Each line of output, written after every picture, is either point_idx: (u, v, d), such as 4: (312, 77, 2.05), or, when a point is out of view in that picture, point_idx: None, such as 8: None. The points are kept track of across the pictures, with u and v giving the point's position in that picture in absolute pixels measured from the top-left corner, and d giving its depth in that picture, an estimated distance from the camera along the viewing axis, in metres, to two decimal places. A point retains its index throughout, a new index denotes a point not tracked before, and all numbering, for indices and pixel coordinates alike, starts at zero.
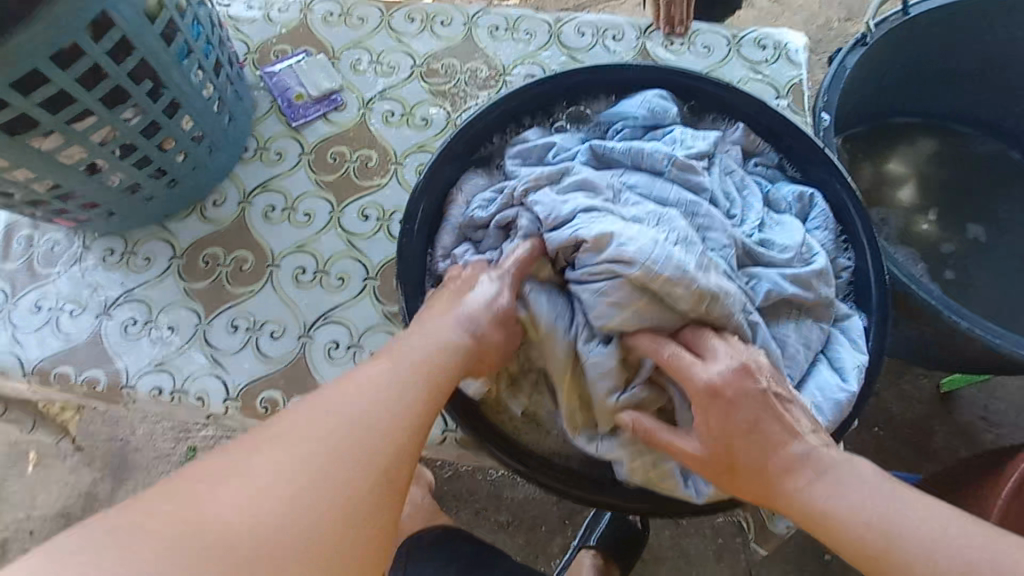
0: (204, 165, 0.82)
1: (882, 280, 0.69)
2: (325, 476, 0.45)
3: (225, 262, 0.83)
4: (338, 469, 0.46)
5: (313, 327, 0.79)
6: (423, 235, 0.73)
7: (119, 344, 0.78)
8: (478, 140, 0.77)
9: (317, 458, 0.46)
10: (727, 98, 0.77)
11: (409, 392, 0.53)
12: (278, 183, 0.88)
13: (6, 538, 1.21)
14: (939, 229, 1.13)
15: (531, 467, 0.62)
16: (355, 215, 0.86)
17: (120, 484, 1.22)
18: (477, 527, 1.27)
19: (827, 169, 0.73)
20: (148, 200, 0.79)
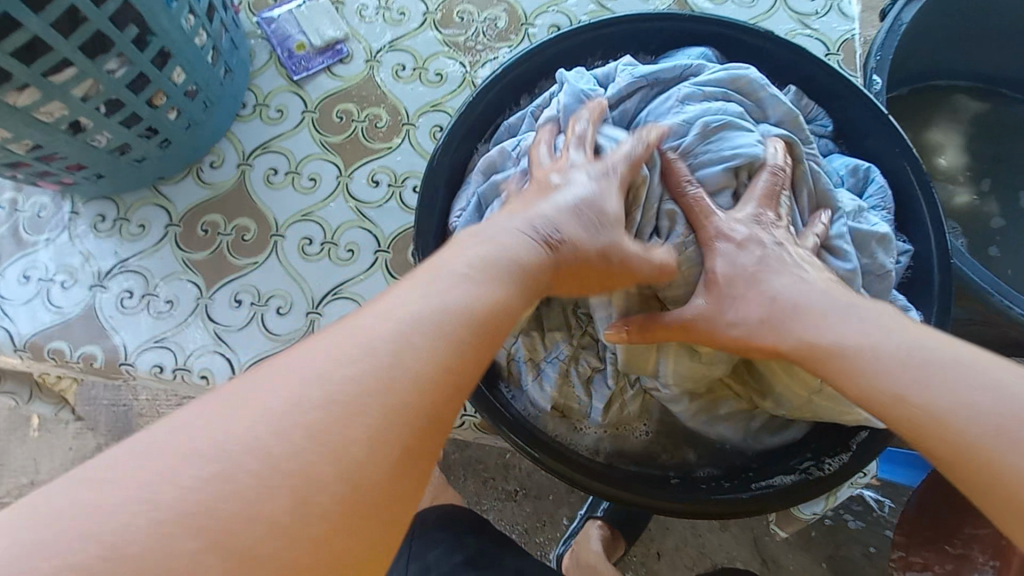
0: (198, 123, 0.74)
1: (944, 262, 0.63)
2: (332, 441, 0.31)
3: (225, 231, 0.77)
4: (349, 434, 0.32)
5: (322, 303, 0.74)
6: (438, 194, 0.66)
7: (114, 319, 0.73)
8: (497, 103, 0.69)
9: (324, 415, 0.32)
10: (779, 55, 0.70)
11: (450, 365, 0.37)
12: (279, 145, 0.81)
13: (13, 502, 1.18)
14: (986, 201, 1.05)
15: (552, 456, 0.53)
16: (364, 181, 0.79)
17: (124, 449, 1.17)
18: (485, 495, 1.27)
19: (888, 140, 0.67)
20: (138, 162, 0.72)
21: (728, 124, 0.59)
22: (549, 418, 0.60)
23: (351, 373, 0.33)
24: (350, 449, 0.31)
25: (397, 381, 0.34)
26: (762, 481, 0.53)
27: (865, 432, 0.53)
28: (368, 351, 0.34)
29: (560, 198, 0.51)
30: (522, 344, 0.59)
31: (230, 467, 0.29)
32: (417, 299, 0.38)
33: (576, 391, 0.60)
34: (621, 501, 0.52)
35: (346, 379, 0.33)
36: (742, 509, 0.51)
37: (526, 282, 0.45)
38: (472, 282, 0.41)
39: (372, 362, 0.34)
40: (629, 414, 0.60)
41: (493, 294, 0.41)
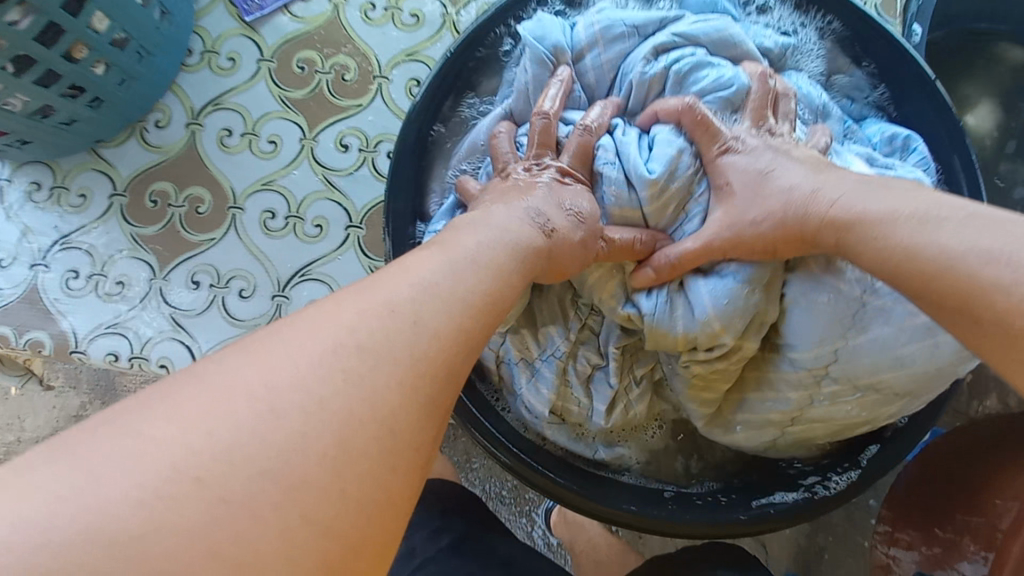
0: (135, 77, 0.64)
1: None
2: (353, 403, 0.29)
3: (176, 202, 0.69)
4: (370, 395, 0.29)
5: (289, 286, 0.67)
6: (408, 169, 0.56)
7: (61, 301, 0.67)
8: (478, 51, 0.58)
9: (346, 373, 0.29)
10: None
11: (442, 368, 0.33)
12: (233, 100, 0.71)
13: None
14: None
15: (524, 465, 0.49)
16: (332, 144, 0.70)
17: None
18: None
19: (934, 107, 0.57)
20: (67, 125, 0.62)
21: (698, 66, 0.52)
22: (548, 425, 0.53)
23: (363, 335, 0.30)
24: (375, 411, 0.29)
25: (411, 347, 0.31)
26: (764, 498, 0.49)
27: (875, 446, 0.49)
28: (382, 314, 0.32)
29: (538, 190, 0.47)
30: (513, 342, 0.53)
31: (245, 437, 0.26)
32: (422, 272, 0.36)
33: (574, 392, 0.53)
34: (618, 523, 0.49)
35: (365, 338, 0.30)
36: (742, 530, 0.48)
37: (522, 269, 0.41)
38: (474, 258, 0.39)
39: (387, 331, 0.31)
40: (634, 417, 0.54)
41: (496, 272, 0.39)
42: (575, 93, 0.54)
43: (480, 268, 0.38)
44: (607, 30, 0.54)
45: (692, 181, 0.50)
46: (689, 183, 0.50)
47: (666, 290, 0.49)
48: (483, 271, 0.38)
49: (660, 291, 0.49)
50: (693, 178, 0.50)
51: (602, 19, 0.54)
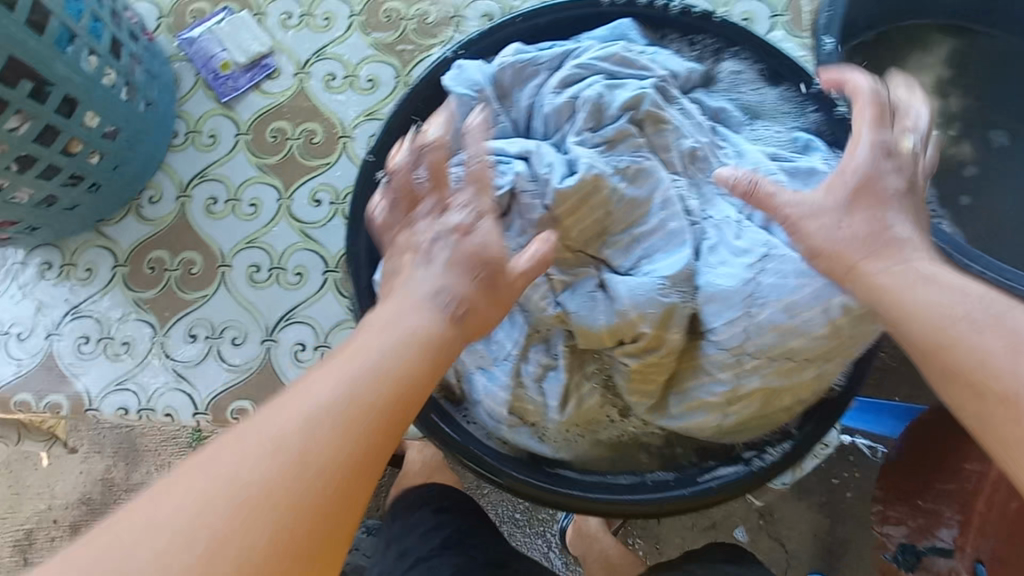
0: (126, 161, 0.73)
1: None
2: (282, 500, 0.33)
3: (172, 266, 0.77)
4: (299, 488, 0.33)
5: (276, 330, 0.74)
6: (359, 217, 0.62)
7: (75, 365, 0.74)
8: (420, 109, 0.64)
9: (273, 472, 0.33)
10: (710, 34, 0.65)
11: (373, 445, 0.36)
12: (216, 171, 0.80)
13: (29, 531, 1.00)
14: None
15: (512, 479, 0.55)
16: (306, 200, 0.78)
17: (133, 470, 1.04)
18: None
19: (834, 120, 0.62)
20: (71, 210, 0.71)
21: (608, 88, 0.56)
22: (509, 429, 0.58)
23: (287, 439, 0.34)
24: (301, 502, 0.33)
25: (331, 440, 0.35)
26: (708, 473, 0.55)
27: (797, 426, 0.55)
28: (308, 411, 0.35)
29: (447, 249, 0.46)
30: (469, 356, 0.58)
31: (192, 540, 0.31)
32: (346, 362, 0.38)
33: (529, 393, 0.57)
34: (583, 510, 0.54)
35: (291, 441, 0.34)
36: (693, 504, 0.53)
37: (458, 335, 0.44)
38: (395, 344, 0.40)
39: (311, 430, 0.35)
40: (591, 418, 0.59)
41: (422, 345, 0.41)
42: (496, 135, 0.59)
43: (406, 343, 0.41)
44: (521, 70, 0.59)
45: (614, 198, 0.55)
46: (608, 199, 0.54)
47: (587, 285, 0.56)
48: (409, 352, 0.40)
49: (582, 292, 0.56)
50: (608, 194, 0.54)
51: (516, 57, 0.59)
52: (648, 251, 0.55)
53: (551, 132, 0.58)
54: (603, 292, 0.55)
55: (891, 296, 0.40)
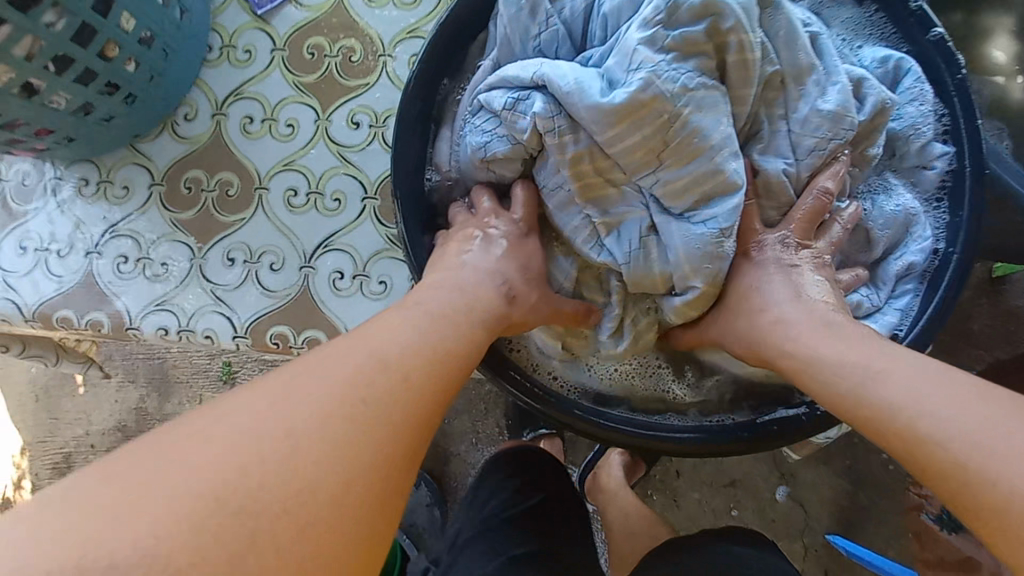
0: (161, 73, 0.70)
1: (984, 162, 0.54)
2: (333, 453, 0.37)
3: (208, 186, 0.75)
4: (349, 441, 0.38)
5: (314, 256, 0.72)
6: (411, 147, 0.57)
7: (114, 284, 0.73)
8: (454, 25, 0.57)
9: (331, 425, 0.38)
10: None
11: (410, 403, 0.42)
12: (252, 89, 0.76)
13: (72, 451, 1.13)
14: None
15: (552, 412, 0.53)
16: (344, 123, 0.74)
17: (166, 399, 1.12)
18: (483, 427, 1.16)
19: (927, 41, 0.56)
20: (107, 121, 0.69)
21: None
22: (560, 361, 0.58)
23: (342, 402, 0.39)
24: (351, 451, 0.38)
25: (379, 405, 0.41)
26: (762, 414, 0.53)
27: None
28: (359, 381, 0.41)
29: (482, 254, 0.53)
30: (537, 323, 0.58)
31: (256, 477, 0.35)
32: (391, 343, 0.44)
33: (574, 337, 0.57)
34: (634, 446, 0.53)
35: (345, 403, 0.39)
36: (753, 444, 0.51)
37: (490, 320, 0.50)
38: (431, 333, 0.47)
39: (364, 396, 0.40)
40: (639, 358, 0.59)
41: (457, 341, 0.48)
42: (508, 76, 0.51)
43: (442, 336, 0.47)
44: None
45: (659, 135, 0.49)
46: (653, 134, 0.49)
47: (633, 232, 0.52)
48: (444, 329, 0.47)
49: (630, 239, 0.52)
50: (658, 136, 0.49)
51: None
52: (706, 194, 0.50)
53: (609, 35, 0.53)
54: (655, 238, 0.52)
55: (873, 411, 0.42)
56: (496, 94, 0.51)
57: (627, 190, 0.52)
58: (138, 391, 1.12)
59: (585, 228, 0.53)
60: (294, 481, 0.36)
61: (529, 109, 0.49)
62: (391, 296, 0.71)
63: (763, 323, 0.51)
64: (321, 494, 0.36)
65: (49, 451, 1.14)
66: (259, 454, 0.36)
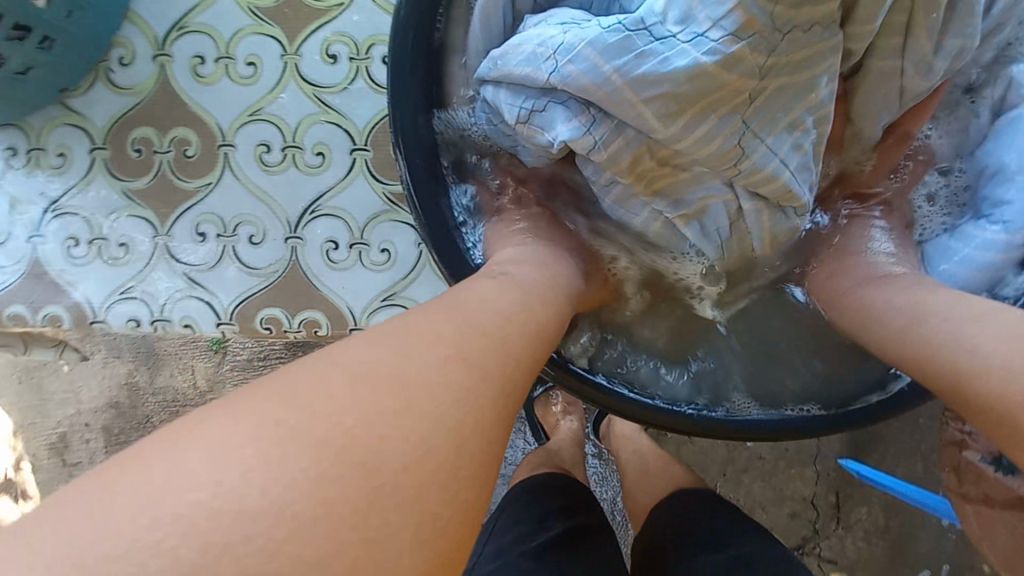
0: (81, 6, 0.55)
1: None
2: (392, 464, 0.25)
3: (162, 147, 0.62)
4: (415, 444, 0.26)
5: (301, 225, 0.61)
6: (417, 107, 0.45)
7: (68, 272, 0.62)
8: None
9: (386, 422, 0.26)
10: None
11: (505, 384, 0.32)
12: (198, 20, 0.61)
13: (66, 433, 0.89)
14: None
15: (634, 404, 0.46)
16: (318, 56, 0.61)
17: (156, 372, 0.87)
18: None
19: None
20: (23, 74, 0.55)
21: None
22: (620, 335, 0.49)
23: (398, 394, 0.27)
24: (421, 459, 0.26)
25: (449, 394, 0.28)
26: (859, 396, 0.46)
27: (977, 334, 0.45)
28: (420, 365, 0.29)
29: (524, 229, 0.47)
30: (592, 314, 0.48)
31: (277, 506, 0.23)
32: (454, 320, 0.33)
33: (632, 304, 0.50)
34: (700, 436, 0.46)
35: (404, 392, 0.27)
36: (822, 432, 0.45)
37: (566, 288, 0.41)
38: (497, 309, 0.35)
39: (429, 382, 0.28)
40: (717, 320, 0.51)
41: (531, 317, 0.36)
42: (514, 73, 0.39)
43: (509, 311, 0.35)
44: None
45: (723, 135, 0.37)
46: (719, 127, 0.37)
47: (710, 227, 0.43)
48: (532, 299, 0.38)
49: (707, 229, 0.43)
50: (729, 142, 0.37)
51: None
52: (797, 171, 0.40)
53: None
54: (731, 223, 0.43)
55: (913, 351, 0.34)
56: (505, 99, 0.40)
57: (700, 171, 0.40)
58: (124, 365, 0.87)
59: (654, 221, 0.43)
60: (336, 507, 0.23)
61: (548, 127, 0.39)
62: (397, 265, 0.61)
63: (834, 282, 0.44)
64: (379, 524, 0.24)
65: (30, 441, 0.90)
66: (286, 469, 0.23)
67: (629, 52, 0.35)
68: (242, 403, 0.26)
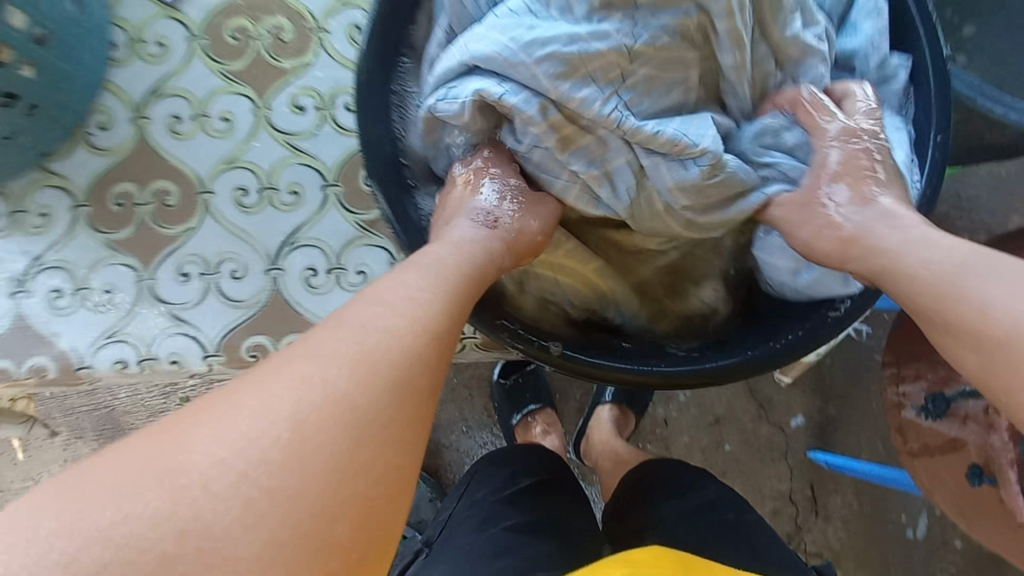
0: (63, 77, 0.61)
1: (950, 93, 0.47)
2: (325, 443, 0.31)
3: (143, 199, 0.67)
4: (325, 448, 0.31)
5: (280, 257, 0.67)
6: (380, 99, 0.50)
7: (54, 324, 0.65)
8: None
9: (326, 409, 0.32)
10: None
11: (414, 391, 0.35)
12: (174, 85, 0.68)
13: None
14: None
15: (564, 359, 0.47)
16: (287, 108, 0.68)
17: None
18: (470, 413, 1.21)
19: None
20: (9, 139, 0.60)
21: None
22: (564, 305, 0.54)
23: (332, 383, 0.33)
24: (329, 474, 0.30)
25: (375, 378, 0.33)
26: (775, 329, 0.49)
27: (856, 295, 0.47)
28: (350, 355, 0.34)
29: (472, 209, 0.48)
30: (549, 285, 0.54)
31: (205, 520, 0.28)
32: (380, 310, 0.36)
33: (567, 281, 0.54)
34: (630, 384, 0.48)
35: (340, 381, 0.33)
36: (786, 358, 0.48)
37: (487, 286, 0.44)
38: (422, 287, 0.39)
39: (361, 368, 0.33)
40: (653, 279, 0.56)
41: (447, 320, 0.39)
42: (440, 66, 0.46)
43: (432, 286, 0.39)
44: None
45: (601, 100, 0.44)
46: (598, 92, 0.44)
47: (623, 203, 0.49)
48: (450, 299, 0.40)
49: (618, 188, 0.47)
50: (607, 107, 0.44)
51: None
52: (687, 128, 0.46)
53: None
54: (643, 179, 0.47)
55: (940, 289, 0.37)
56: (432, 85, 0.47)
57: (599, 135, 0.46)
58: (89, 447, 1.01)
59: (573, 185, 0.48)
60: (257, 506, 0.29)
61: (459, 96, 0.45)
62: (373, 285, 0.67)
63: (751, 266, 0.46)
64: (299, 516, 0.29)
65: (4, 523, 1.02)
66: (213, 481, 0.29)
67: (525, 32, 0.43)
68: (188, 423, 0.31)
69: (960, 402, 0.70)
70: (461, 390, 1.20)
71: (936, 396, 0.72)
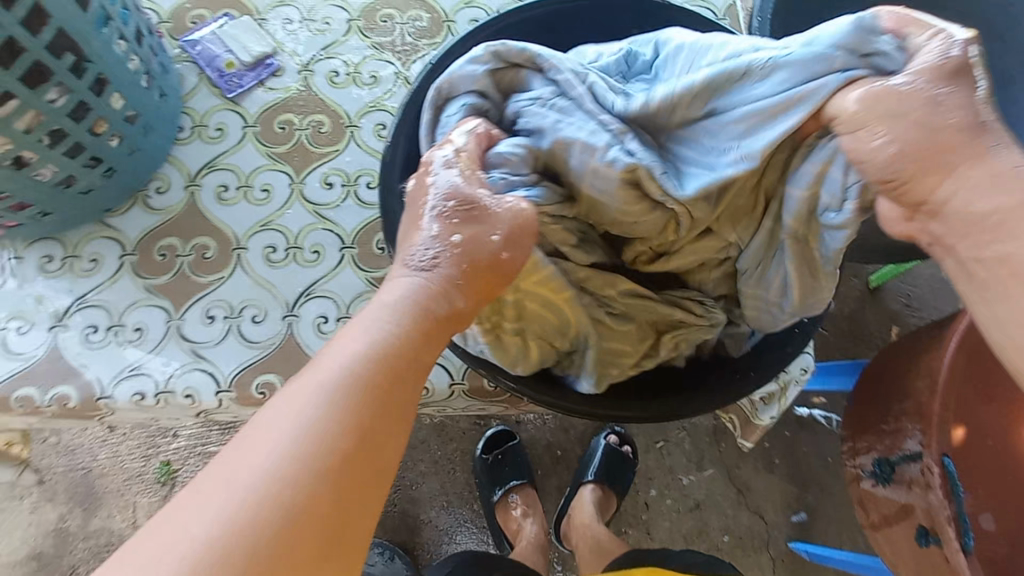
0: (139, 149, 0.75)
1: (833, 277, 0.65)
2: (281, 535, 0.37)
3: (184, 252, 0.78)
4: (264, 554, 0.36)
5: (297, 305, 0.76)
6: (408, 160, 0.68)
7: (83, 356, 0.72)
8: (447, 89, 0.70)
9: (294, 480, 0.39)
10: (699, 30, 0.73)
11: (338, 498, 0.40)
12: (226, 161, 0.82)
13: None
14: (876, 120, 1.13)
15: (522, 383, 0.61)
16: (317, 184, 0.82)
17: (92, 515, 1.02)
18: (451, 488, 1.22)
19: None
20: (84, 195, 0.71)
21: None
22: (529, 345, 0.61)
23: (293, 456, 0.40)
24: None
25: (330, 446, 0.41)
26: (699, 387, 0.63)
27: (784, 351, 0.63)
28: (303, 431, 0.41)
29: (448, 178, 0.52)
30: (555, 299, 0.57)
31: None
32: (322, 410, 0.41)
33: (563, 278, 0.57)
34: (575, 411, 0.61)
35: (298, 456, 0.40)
36: (700, 405, 0.62)
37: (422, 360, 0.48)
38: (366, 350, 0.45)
39: (309, 438, 0.40)
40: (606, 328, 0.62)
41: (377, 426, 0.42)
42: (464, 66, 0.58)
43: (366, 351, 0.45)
44: None
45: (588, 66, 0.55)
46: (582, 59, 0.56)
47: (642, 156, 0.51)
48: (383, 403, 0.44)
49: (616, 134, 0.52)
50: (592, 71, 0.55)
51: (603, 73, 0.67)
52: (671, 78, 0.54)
53: None
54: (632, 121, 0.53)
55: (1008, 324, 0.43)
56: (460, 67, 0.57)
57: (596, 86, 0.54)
58: (57, 510, 1.02)
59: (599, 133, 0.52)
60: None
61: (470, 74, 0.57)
62: None
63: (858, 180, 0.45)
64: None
65: None
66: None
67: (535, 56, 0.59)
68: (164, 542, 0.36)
69: (904, 463, 0.74)
70: (444, 463, 1.23)
71: (882, 461, 0.78)
